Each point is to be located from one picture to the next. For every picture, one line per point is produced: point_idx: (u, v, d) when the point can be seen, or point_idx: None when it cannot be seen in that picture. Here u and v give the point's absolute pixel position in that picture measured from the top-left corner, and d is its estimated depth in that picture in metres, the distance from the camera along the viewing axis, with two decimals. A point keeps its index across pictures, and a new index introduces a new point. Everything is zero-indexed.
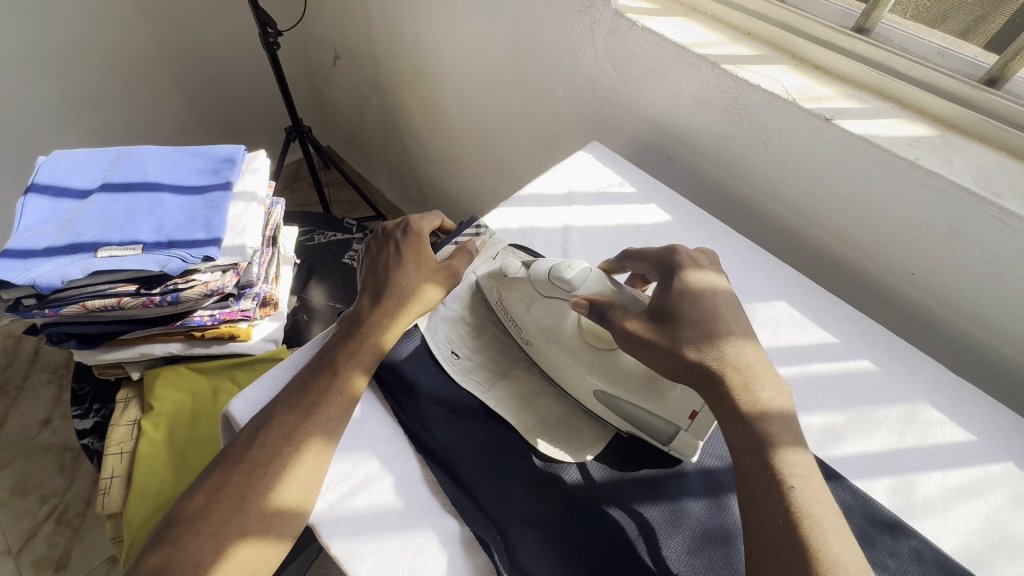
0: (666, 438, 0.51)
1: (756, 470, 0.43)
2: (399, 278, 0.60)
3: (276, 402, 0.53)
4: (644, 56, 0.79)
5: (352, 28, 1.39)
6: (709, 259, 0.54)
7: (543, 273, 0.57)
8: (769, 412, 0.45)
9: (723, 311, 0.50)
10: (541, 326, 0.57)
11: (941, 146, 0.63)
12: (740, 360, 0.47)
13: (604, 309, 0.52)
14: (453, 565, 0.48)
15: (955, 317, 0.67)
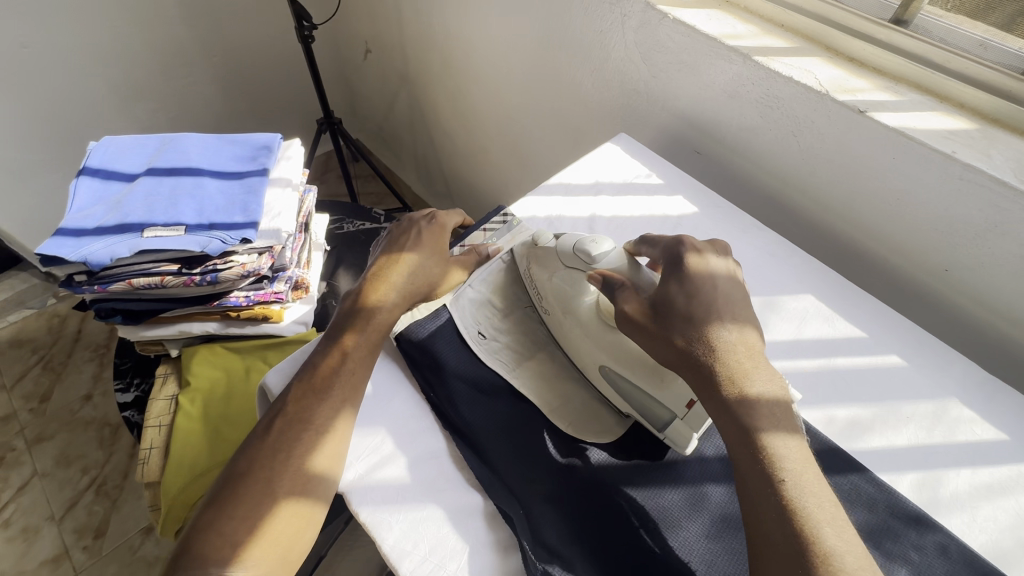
0: (660, 426, 0.52)
1: (784, 451, 0.42)
2: (416, 262, 0.62)
3: (291, 388, 0.54)
4: (674, 48, 0.79)
5: (384, 22, 1.41)
6: (719, 253, 0.54)
7: (569, 245, 0.59)
8: (761, 404, 0.44)
9: (724, 304, 0.49)
10: (562, 296, 0.58)
11: (979, 139, 0.62)
12: (732, 352, 0.47)
13: (615, 286, 0.53)
14: (475, 537, 0.49)
15: (991, 316, 0.65)
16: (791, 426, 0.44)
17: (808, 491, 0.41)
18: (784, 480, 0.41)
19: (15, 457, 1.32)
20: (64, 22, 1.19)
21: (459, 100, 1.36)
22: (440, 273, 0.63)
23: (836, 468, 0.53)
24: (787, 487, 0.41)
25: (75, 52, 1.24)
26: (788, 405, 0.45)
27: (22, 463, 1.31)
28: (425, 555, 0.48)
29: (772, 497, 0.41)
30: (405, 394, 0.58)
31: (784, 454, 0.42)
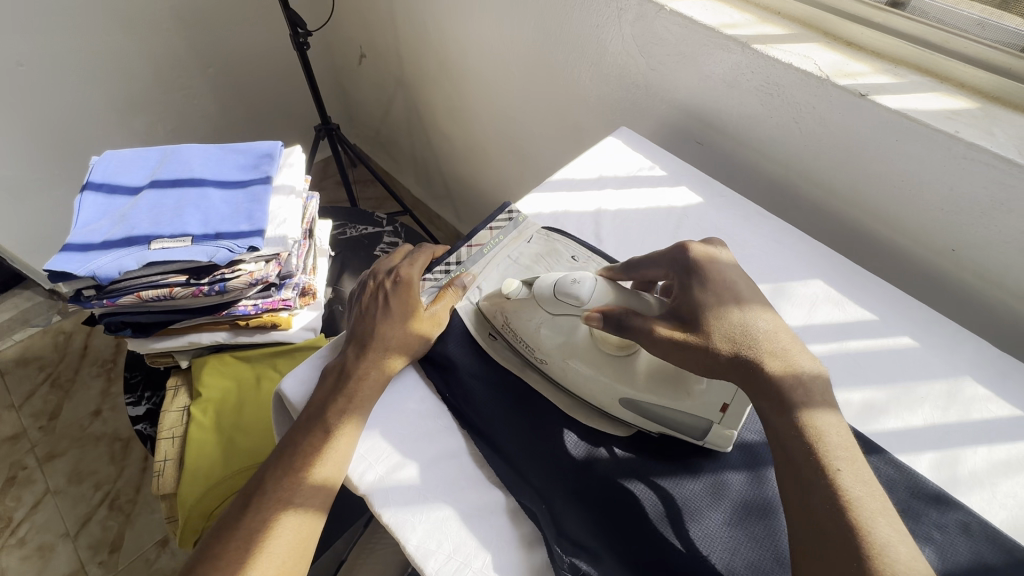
0: (700, 434, 0.52)
1: (821, 436, 0.43)
2: (384, 329, 0.58)
3: (268, 469, 0.52)
4: (672, 40, 0.79)
5: (378, 25, 1.41)
6: (723, 250, 0.54)
7: (549, 289, 0.55)
8: (812, 391, 0.45)
9: (745, 299, 0.49)
10: (557, 343, 0.56)
11: (982, 118, 0.62)
12: (770, 345, 0.47)
13: (621, 318, 0.50)
14: (498, 535, 0.49)
15: (1000, 295, 0.66)
16: (834, 410, 0.45)
17: (860, 480, 0.41)
18: (840, 469, 0.41)
19: (26, 476, 1.32)
20: (58, 38, 1.19)
21: (456, 101, 1.36)
22: (410, 334, 0.58)
23: None
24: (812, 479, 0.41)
25: (71, 66, 1.24)
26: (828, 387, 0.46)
27: (35, 482, 1.31)
28: (449, 554, 0.48)
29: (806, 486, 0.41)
30: (420, 393, 0.58)
31: (830, 431, 0.43)
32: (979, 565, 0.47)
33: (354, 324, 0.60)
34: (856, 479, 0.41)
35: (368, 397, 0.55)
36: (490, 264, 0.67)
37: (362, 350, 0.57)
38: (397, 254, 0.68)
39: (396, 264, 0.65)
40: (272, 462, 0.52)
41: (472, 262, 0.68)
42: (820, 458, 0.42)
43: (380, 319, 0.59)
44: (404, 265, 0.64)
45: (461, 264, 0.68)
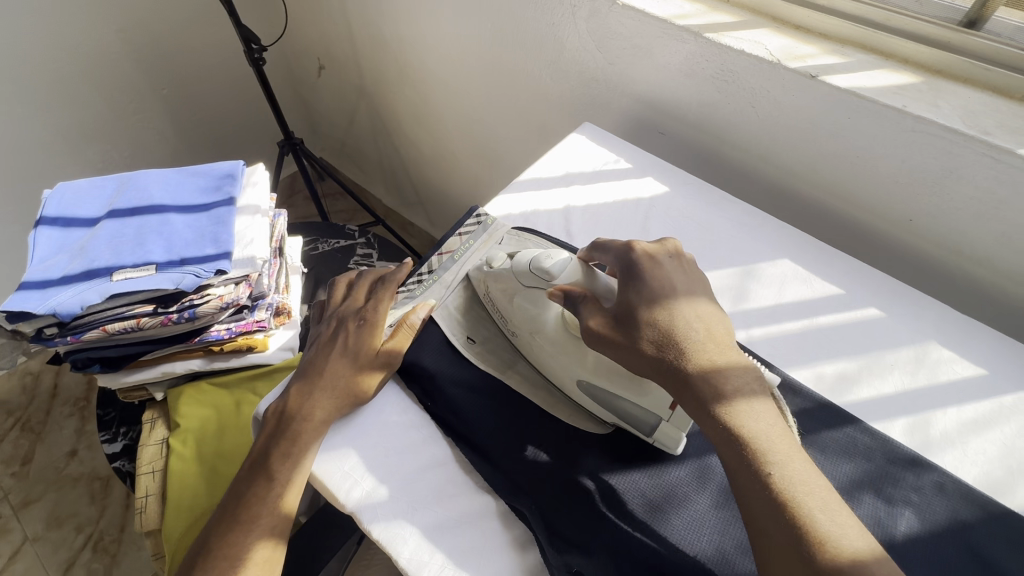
0: (648, 430, 0.51)
1: (755, 440, 0.42)
2: (335, 369, 0.57)
3: (223, 511, 0.54)
4: (626, 33, 0.80)
5: (334, 36, 1.39)
6: (671, 252, 0.54)
7: (524, 263, 0.58)
8: (738, 395, 0.44)
9: (681, 303, 0.49)
10: (528, 316, 0.57)
11: (926, 92, 0.64)
12: (701, 348, 0.46)
13: (577, 299, 0.52)
14: (491, 539, 0.49)
15: (957, 261, 0.68)
16: (766, 413, 0.44)
17: (796, 481, 0.40)
18: (770, 472, 0.40)
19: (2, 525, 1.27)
20: None
21: (420, 107, 1.35)
22: (360, 375, 0.57)
23: (831, 422, 0.55)
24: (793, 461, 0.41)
25: (16, 97, 1.19)
26: (761, 390, 0.45)
27: (11, 531, 1.26)
28: (443, 563, 0.48)
29: (756, 485, 0.40)
30: (402, 405, 0.57)
31: (759, 436, 0.42)
32: (955, 522, 0.49)
33: (312, 360, 0.60)
34: (784, 482, 0.40)
35: (313, 439, 0.54)
36: (462, 271, 0.67)
37: (312, 393, 0.56)
38: (367, 286, 0.66)
39: (363, 301, 0.64)
40: (227, 504, 0.54)
41: (444, 269, 0.68)
42: (748, 461, 0.41)
43: (334, 360, 0.58)
44: (370, 303, 0.62)
45: (433, 272, 0.67)
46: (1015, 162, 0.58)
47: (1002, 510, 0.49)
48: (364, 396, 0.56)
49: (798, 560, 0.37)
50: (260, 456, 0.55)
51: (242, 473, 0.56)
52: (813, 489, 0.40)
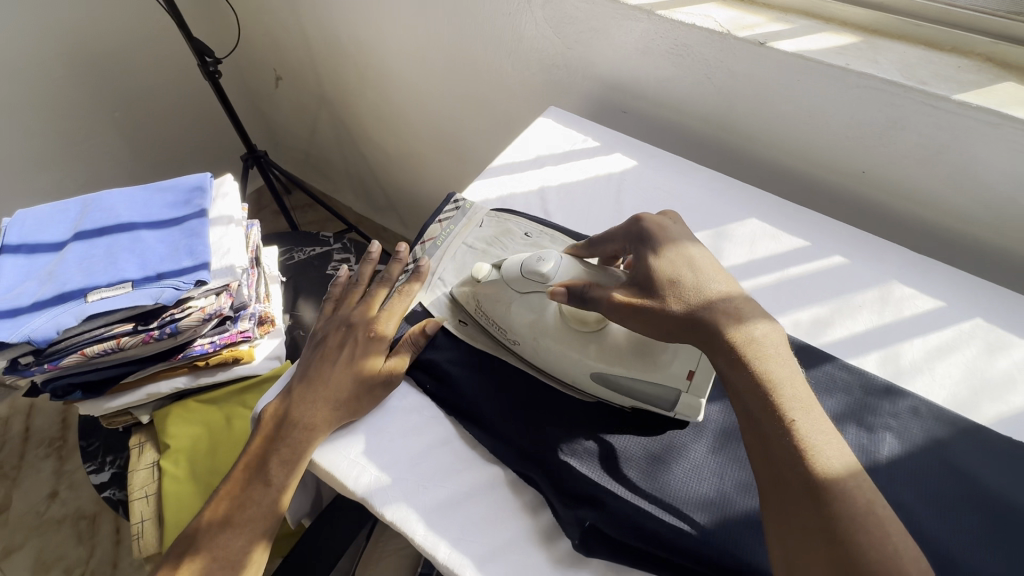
0: (669, 405, 0.53)
1: (780, 386, 0.43)
2: (335, 377, 0.57)
3: (214, 504, 0.55)
4: (582, 17, 0.82)
5: (289, 45, 1.38)
6: (674, 221, 0.56)
7: (516, 270, 0.57)
8: (768, 344, 0.45)
9: (696, 263, 0.51)
10: (527, 319, 0.57)
11: (866, 50, 0.68)
12: (723, 299, 0.47)
13: (583, 291, 0.51)
14: (503, 507, 0.51)
15: (908, 206, 0.73)
16: (788, 360, 0.45)
17: (816, 428, 0.40)
18: (794, 418, 0.41)
19: None
20: None
21: (383, 110, 1.35)
22: (358, 392, 0.56)
23: (811, 361, 0.58)
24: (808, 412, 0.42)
25: None
26: (784, 341, 0.46)
27: None
28: (458, 537, 0.49)
29: (774, 433, 0.40)
30: (403, 391, 0.58)
31: (785, 385, 0.43)
32: (931, 441, 0.53)
33: (318, 365, 0.60)
34: (807, 427, 0.40)
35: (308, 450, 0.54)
36: (444, 258, 0.68)
37: (312, 399, 0.56)
38: (381, 296, 0.65)
39: (374, 309, 0.64)
40: (218, 498, 0.55)
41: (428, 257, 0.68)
42: (773, 406, 0.41)
43: (336, 368, 0.59)
44: (381, 316, 0.62)
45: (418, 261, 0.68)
46: (951, 108, 0.62)
47: (970, 426, 0.53)
48: (358, 415, 0.56)
49: (811, 508, 0.37)
50: (258, 456, 0.56)
51: (237, 467, 0.57)
52: (832, 436, 0.40)
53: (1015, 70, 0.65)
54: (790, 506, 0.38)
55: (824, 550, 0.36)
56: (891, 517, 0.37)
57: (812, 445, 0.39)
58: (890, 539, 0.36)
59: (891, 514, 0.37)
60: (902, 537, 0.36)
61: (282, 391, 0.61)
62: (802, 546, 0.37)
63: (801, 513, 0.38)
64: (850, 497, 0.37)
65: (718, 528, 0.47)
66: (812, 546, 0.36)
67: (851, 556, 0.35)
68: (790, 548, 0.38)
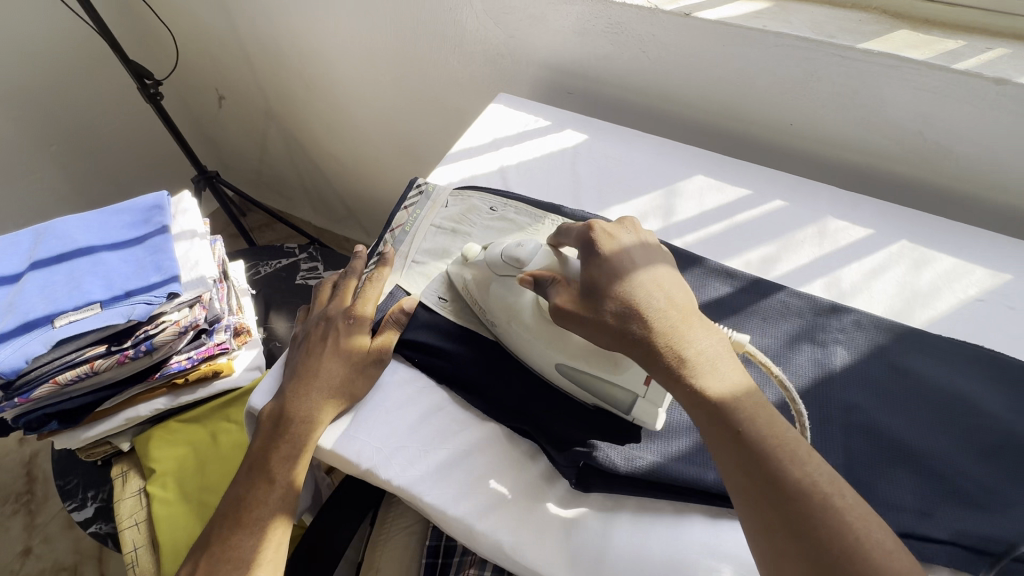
0: (626, 408, 0.52)
1: (720, 399, 0.42)
2: (325, 366, 0.58)
3: (222, 514, 0.55)
4: (520, 6, 0.87)
5: (230, 63, 1.37)
6: (630, 232, 0.53)
7: (496, 255, 0.59)
8: (703, 360, 0.44)
9: (642, 275, 0.49)
10: (506, 304, 0.57)
11: (779, 13, 0.75)
12: (661, 317, 0.46)
13: (547, 283, 0.51)
14: (502, 458, 0.53)
15: (834, 150, 0.80)
16: (730, 372, 0.43)
17: (770, 431, 0.40)
18: (739, 431, 0.40)
19: None
20: None
21: (333, 119, 1.36)
22: (355, 375, 0.58)
23: (765, 292, 0.63)
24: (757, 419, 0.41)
25: None
26: (727, 355, 0.45)
27: None
28: (464, 491, 0.51)
29: (726, 444, 0.40)
30: (393, 367, 0.60)
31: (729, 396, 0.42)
32: (875, 347, 0.59)
33: (302, 361, 0.60)
34: (758, 437, 0.40)
35: (319, 440, 0.55)
36: (411, 245, 0.70)
37: (304, 392, 0.57)
38: (352, 286, 0.66)
39: (349, 298, 0.64)
40: (225, 507, 0.55)
41: (399, 243, 0.70)
42: (719, 421, 0.41)
43: (323, 358, 0.59)
44: (356, 302, 0.63)
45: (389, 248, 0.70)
46: (857, 56, 0.70)
47: (906, 329, 0.60)
48: (359, 394, 0.57)
49: (774, 511, 0.37)
50: (259, 457, 0.56)
51: (240, 476, 0.57)
52: (784, 440, 0.40)
53: (909, 19, 0.73)
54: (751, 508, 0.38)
55: (792, 548, 0.36)
56: (851, 508, 0.36)
57: (765, 451, 0.39)
58: (851, 531, 0.35)
59: (852, 501, 0.37)
60: (867, 526, 0.35)
61: (270, 396, 0.60)
62: (772, 548, 0.37)
63: (764, 516, 0.37)
64: (807, 495, 0.37)
65: (701, 449, 0.51)
66: (781, 547, 0.36)
67: (814, 551, 0.35)
68: (760, 551, 0.37)
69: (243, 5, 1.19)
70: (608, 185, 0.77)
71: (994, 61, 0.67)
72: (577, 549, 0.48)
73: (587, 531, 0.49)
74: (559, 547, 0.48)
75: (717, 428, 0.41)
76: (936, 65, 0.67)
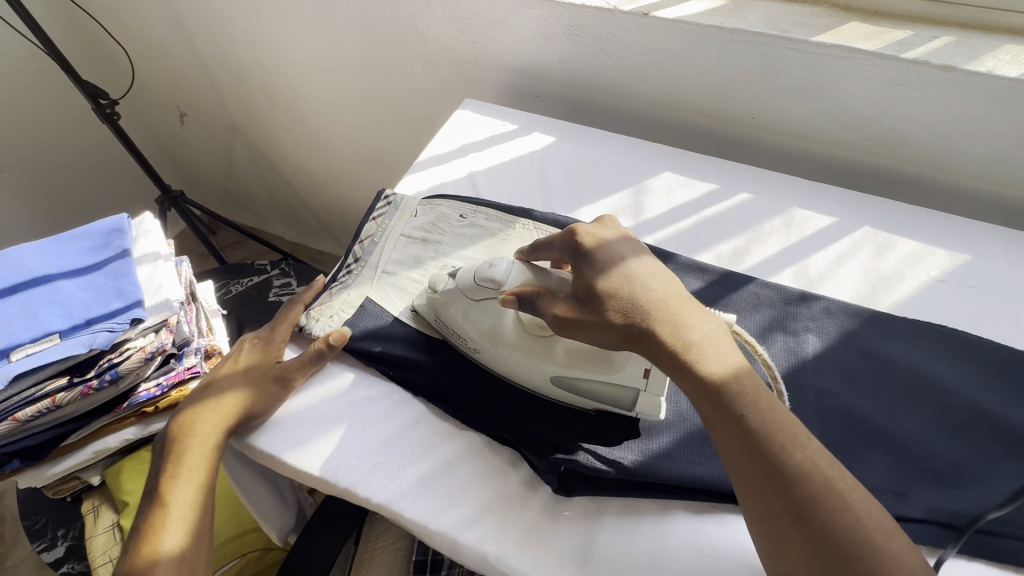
0: (630, 404, 0.52)
1: (727, 385, 0.41)
2: (227, 383, 0.57)
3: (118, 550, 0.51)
4: (480, 11, 0.87)
5: (189, 79, 1.34)
6: (612, 227, 0.52)
7: (469, 279, 0.55)
8: (706, 348, 0.43)
9: (634, 267, 0.48)
10: (483, 329, 0.55)
11: (735, 9, 0.77)
12: (661, 307, 0.45)
13: (533, 299, 0.50)
14: (484, 466, 0.53)
15: (795, 141, 0.82)
16: (732, 356, 0.43)
17: (772, 417, 0.40)
18: (745, 417, 0.40)
19: None
20: None
21: (300, 131, 1.34)
22: (253, 389, 0.56)
23: (735, 285, 0.64)
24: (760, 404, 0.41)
25: None
26: (727, 339, 0.44)
27: None
28: (447, 502, 0.51)
29: (729, 433, 0.40)
30: (369, 381, 0.59)
31: (737, 380, 0.41)
32: (845, 333, 0.60)
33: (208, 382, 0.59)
34: (761, 421, 0.40)
35: (296, 462, 0.53)
36: (382, 254, 0.68)
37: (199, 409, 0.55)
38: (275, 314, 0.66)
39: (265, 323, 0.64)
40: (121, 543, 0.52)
41: (369, 254, 0.69)
42: (723, 408, 0.41)
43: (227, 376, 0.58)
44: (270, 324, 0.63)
45: (359, 259, 0.68)
46: (811, 49, 0.71)
47: (873, 313, 0.61)
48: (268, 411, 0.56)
49: (775, 498, 0.37)
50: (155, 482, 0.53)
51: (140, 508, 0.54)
52: (784, 425, 0.40)
53: (858, 12, 0.75)
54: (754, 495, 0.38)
55: (799, 533, 0.36)
56: (852, 491, 0.37)
57: (768, 436, 0.39)
58: (852, 512, 0.35)
59: (852, 483, 0.37)
60: (866, 507, 0.36)
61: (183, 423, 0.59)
62: (777, 533, 0.37)
63: (767, 501, 0.37)
64: (811, 478, 0.37)
65: (683, 445, 0.51)
66: (786, 530, 0.36)
67: (820, 534, 0.35)
68: (765, 536, 0.37)
69: (199, 20, 1.16)
70: (577, 186, 0.77)
71: (941, 49, 0.69)
72: (562, 552, 0.48)
73: (573, 535, 0.49)
74: (544, 552, 0.48)
75: (724, 417, 0.40)
76: (888, 55, 0.69)
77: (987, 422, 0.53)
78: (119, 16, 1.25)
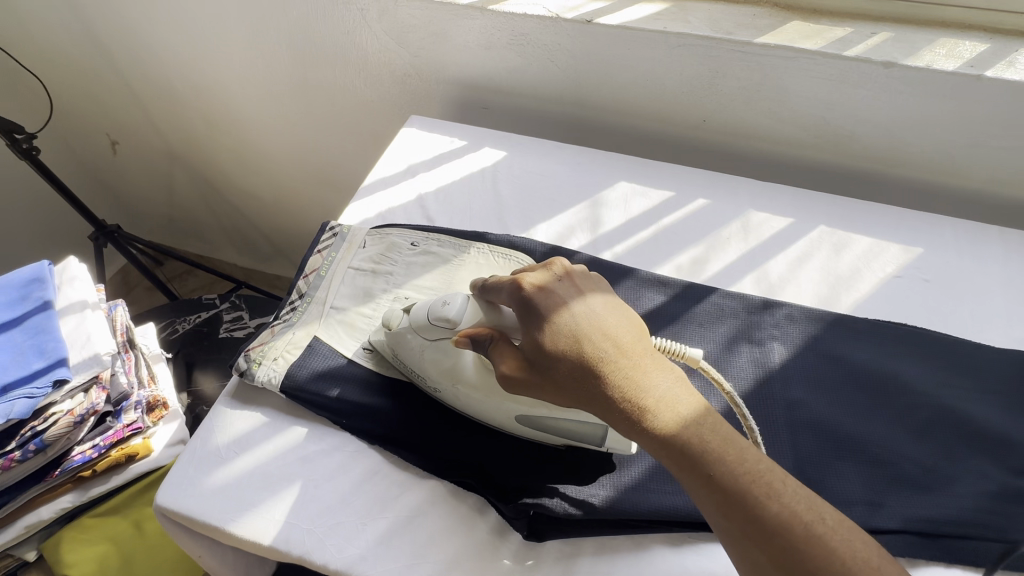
0: (599, 440, 0.49)
1: (692, 444, 0.38)
2: None
3: None
4: (419, 23, 0.83)
5: (117, 104, 1.25)
6: (560, 275, 0.47)
7: (423, 317, 0.52)
8: (666, 407, 0.39)
9: (584, 320, 0.43)
10: (442, 369, 0.52)
11: (678, 12, 0.76)
12: (613, 366, 0.41)
13: (486, 343, 0.47)
14: (448, 518, 0.49)
15: (747, 142, 0.81)
16: (696, 410, 0.40)
17: (744, 468, 0.37)
18: (714, 476, 0.37)
19: None
20: None
21: (243, 154, 1.27)
22: None
23: (698, 297, 0.63)
24: (731, 454, 0.38)
25: None
26: (689, 390, 0.41)
27: None
28: (411, 561, 0.47)
29: (703, 491, 0.37)
30: (320, 433, 0.55)
31: (702, 437, 0.38)
32: (810, 339, 0.59)
33: None
34: (730, 477, 0.37)
35: (244, 531, 0.49)
36: (330, 290, 0.64)
37: None
38: None
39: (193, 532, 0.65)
40: None
41: (315, 289, 0.64)
42: (690, 469, 0.38)
43: None
44: None
45: (305, 296, 0.64)
46: (756, 51, 0.71)
47: (835, 316, 0.61)
48: None
49: (759, 550, 0.35)
50: None
51: None
52: (758, 474, 0.37)
53: (799, 11, 0.75)
54: (737, 552, 0.36)
55: None
56: (834, 534, 0.34)
57: (739, 491, 0.36)
58: (837, 560, 0.33)
59: (833, 524, 0.35)
60: (851, 550, 0.34)
61: None
62: None
63: (750, 555, 0.35)
64: (790, 527, 0.35)
65: (656, 475, 0.49)
66: None
67: None
68: None
69: (123, 42, 1.09)
70: (531, 202, 0.74)
71: (881, 45, 0.69)
72: None
73: None
74: None
75: (693, 478, 0.38)
76: (829, 53, 0.69)
77: (954, 421, 0.53)
78: (33, 43, 1.15)
